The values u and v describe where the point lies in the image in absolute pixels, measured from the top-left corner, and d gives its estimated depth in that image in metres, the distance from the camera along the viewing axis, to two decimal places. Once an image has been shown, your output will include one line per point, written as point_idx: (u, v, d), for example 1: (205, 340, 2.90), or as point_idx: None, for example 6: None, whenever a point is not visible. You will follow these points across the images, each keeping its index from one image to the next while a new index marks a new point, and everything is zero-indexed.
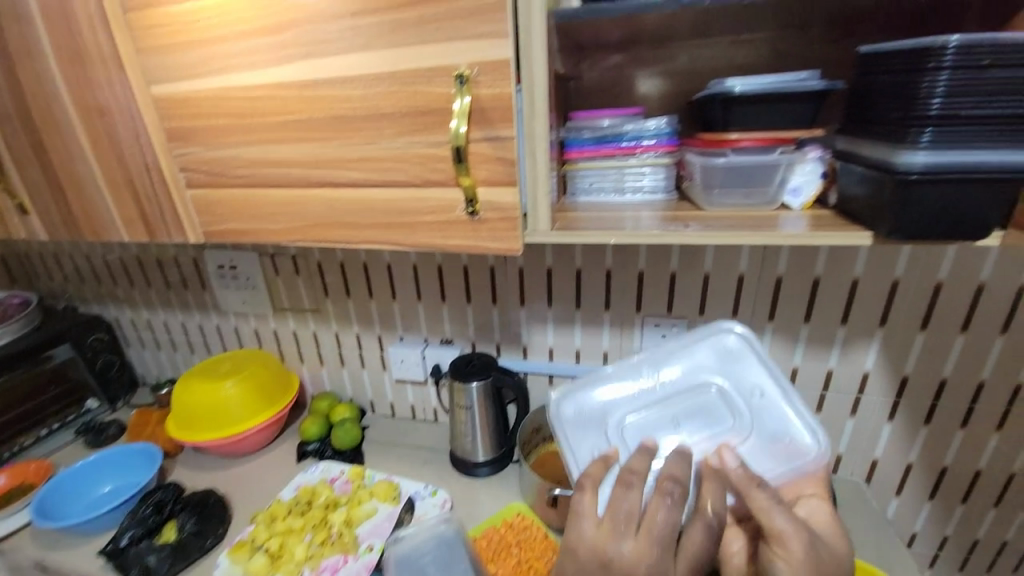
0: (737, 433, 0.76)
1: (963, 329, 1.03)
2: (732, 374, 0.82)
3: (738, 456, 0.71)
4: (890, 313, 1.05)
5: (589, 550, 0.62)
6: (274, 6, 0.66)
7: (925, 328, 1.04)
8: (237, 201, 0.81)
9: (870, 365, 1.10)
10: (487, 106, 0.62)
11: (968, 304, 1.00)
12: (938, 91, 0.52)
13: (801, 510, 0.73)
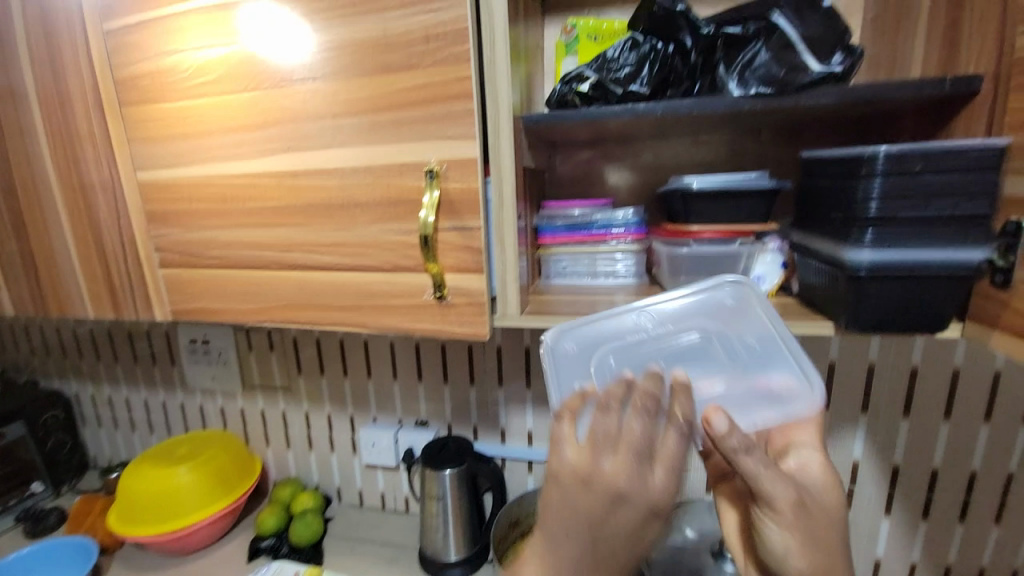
0: (728, 374, 0.60)
1: (946, 415, 1.01)
2: (734, 322, 0.62)
3: (731, 419, 0.54)
4: (871, 398, 1.03)
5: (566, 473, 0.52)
6: (262, 105, 0.71)
7: (907, 414, 1.02)
8: (209, 280, 0.81)
9: (858, 452, 1.06)
10: (455, 199, 0.65)
11: (947, 389, 0.99)
12: (873, 195, 0.55)
13: (791, 461, 0.59)
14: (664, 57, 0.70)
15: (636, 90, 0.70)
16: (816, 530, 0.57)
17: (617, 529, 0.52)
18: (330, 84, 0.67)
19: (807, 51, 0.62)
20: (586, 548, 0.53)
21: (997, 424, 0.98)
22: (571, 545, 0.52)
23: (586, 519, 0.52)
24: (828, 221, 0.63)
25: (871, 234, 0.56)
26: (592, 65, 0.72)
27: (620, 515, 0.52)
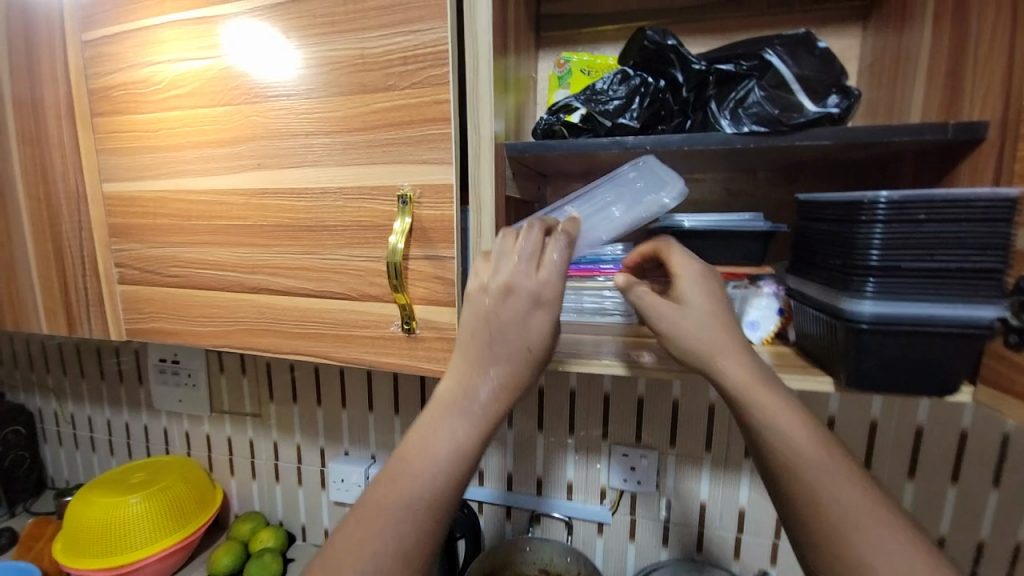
0: (603, 218, 0.66)
1: (954, 479, 0.94)
2: (623, 181, 0.68)
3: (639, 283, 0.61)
4: (873, 456, 0.96)
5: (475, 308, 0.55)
6: (236, 121, 0.68)
7: (913, 475, 0.95)
8: (172, 299, 0.77)
9: None
10: (428, 227, 0.62)
11: (954, 450, 0.93)
12: (874, 244, 0.51)
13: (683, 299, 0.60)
14: (655, 91, 0.67)
15: (626, 123, 0.67)
16: (758, 375, 0.52)
17: (524, 342, 0.54)
18: (306, 102, 0.65)
19: (802, 91, 0.59)
20: (499, 375, 0.53)
21: (1009, 490, 0.91)
22: (480, 376, 0.53)
23: (487, 340, 0.54)
24: (825, 267, 0.58)
25: (872, 285, 0.52)
26: (581, 97, 0.69)
27: (519, 329, 0.54)
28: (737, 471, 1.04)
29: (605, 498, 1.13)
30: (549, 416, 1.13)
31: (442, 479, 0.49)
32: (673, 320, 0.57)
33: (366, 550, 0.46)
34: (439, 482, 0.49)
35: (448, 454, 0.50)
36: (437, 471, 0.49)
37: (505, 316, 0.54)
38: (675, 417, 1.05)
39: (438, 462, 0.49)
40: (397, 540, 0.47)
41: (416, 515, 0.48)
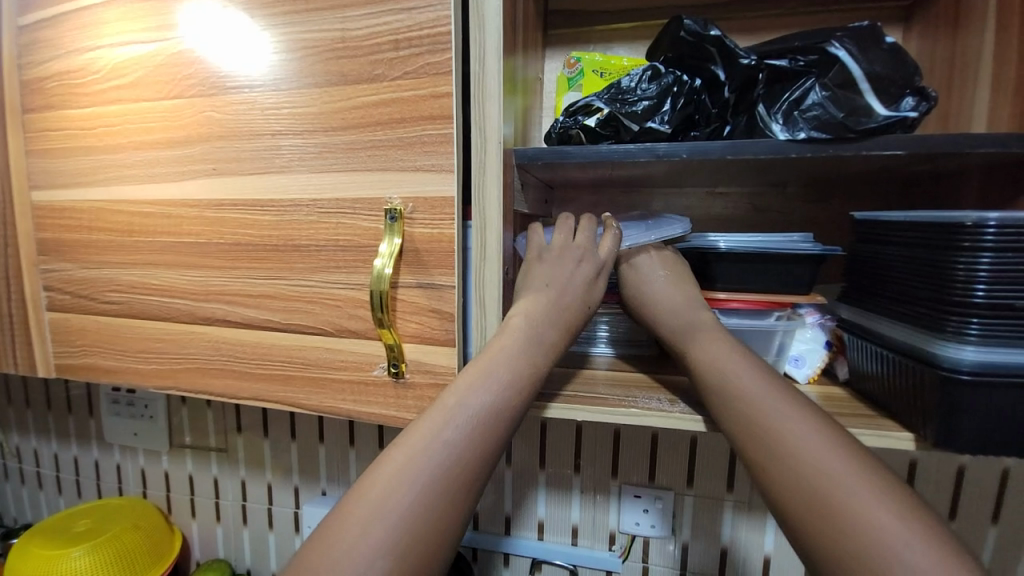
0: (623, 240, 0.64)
1: (994, 519, 0.76)
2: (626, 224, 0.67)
3: (655, 279, 0.60)
4: (955, 504, 0.77)
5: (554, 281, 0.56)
6: (187, 117, 0.57)
7: (998, 521, 0.76)
8: (112, 331, 0.65)
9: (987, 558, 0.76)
10: (421, 248, 0.51)
11: (995, 492, 0.75)
12: (980, 278, 0.42)
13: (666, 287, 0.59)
14: (690, 91, 0.58)
15: (655, 127, 0.57)
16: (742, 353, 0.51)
17: (585, 303, 0.56)
18: (273, 95, 0.53)
19: (872, 93, 0.50)
20: (557, 326, 0.54)
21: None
22: (545, 325, 0.53)
23: (551, 298, 0.55)
24: (903, 302, 0.49)
25: (974, 326, 0.42)
26: (604, 96, 0.59)
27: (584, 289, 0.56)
28: (761, 518, 0.89)
29: (615, 544, 0.96)
30: (551, 453, 0.97)
31: (502, 403, 0.48)
32: (674, 304, 0.57)
33: (421, 457, 0.44)
34: (500, 407, 0.48)
35: (512, 379, 0.49)
36: (497, 396, 0.48)
37: (567, 275, 0.56)
38: (693, 454, 0.91)
39: (498, 386, 0.48)
40: (452, 453, 0.44)
41: (478, 434, 0.46)
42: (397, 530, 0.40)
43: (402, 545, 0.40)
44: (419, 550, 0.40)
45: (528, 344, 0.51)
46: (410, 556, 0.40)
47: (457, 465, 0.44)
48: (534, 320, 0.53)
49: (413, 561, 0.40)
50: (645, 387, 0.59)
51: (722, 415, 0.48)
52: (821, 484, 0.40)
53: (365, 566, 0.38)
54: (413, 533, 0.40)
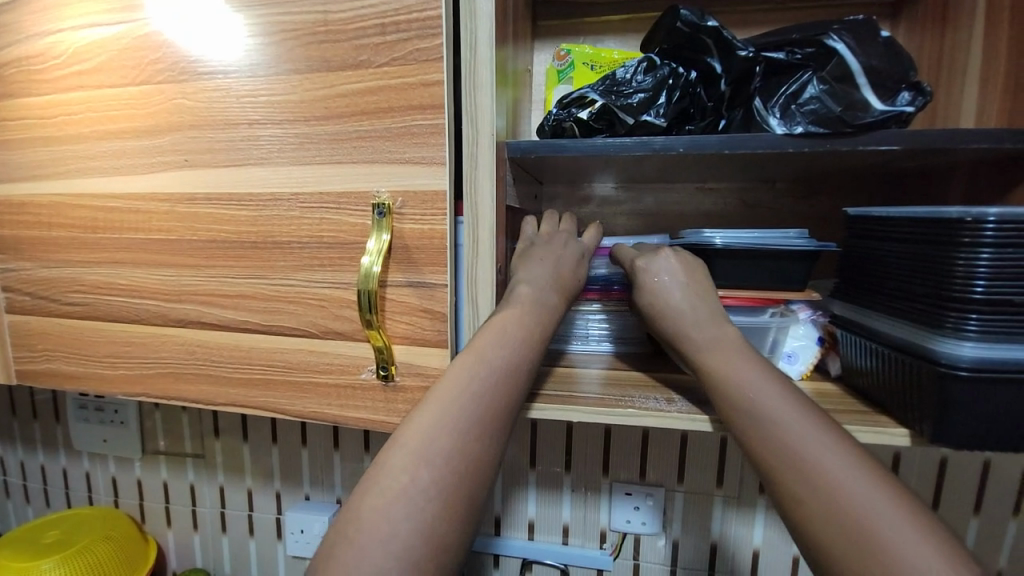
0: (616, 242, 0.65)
1: (976, 509, 0.77)
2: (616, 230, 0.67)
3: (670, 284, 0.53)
4: (941, 495, 0.78)
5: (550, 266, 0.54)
6: (156, 104, 0.53)
7: (981, 512, 0.77)
8: (77, 334, 0.61)
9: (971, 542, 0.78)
10: (411, 245, 0.49)
11: (977, 483, 0.77)
12: (980, 274, 0.42)
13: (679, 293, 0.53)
14: (686, 84, 0.57)
15: (651, 121, 0.56)
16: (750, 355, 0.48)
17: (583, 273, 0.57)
18: (249, 82, 0.50)
19: (868, 87, 0.50)
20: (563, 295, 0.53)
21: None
22: (548, 290, 0.52)
23: (553, 269, 0.53)
24: (899, 297, 0.49)
25: (972, 323, 0.42)
26: (598, 88, 0.58)
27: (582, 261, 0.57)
28: (750, 509, 0.88)
29: (605, 542, 0.93)
30: (541, 452, 0.94)
31: (523, 355, 0.47)
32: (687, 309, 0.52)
33: (454, 407, 0.43)
34: (521, 359, 0.47)
35: (526, 336, 0.48)
36: (513, 351, 0.47)
37: (567, 249, 0.56)
38: (684, 451, 0.88)
39: (514, 342, 0.48)
40: (484, 402, 0.44)
41: (505, 383, 0.46)
42: (442, 475, 0.40)
43: (449, 488, 0.40)
44: (466, 491, 0.41)
45: (535, 311, 0.50)
46: (458, 497, 0.40)
47: (489, 413, 0.44)
48: (539, 288, 0.52)
49: (460, 501, 0.40)
50: (642, 386, 0.58)
51: (727, 410, 0.46)
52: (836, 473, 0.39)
53: (417, 509, 0.39)
54: (458, 476, 0.41)
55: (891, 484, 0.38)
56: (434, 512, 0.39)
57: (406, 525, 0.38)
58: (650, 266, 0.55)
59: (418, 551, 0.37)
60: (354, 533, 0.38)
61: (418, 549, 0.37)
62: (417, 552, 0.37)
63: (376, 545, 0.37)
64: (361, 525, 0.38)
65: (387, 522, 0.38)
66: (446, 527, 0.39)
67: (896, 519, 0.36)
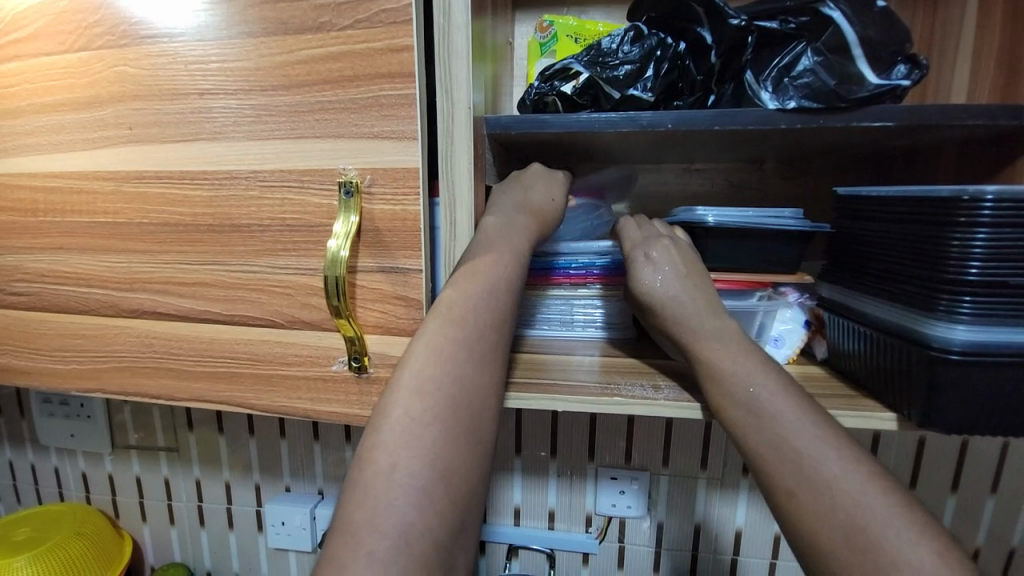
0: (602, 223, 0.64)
1: (953, 488, 0.79)
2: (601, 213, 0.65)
3: (656, 264, 0.51)
4: (920, 474, 0.79)
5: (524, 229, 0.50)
6: (97, 74, 0.48)
7: (957, 490, 0.79)
8: (22, 327, 0.56)
9: (948, 517, 0.79)
10: (382, 228, 0.45)
11: (954, 463, 0.78)
12: (975, 255, 0.40)
13: (658, 269, 0.51)
14: (675, 56, 0.54)
15: (637, 95, 0.53)
16: (738, 341, 0.46)
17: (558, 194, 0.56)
18: (198, 47, 0.45)
19: (864, 60, 0.47)
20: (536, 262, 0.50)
21: (1007, 496, 0.78)
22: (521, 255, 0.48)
23: (526, 208, 0.52)
24: (892, 278, 0.47)
25: (965, 305, 0.41)
26: (583, 58, 0.54)
27: (550, 186, 0.56)
28: (733, 492, 0.88)
29: (591, 525, 0.92)
30: (527, 438, 0.92)
31: (499, 280, 0.46)
32: (669, 290, 0.50)
33: (439, 338, 0.43)
34: (496, 284, 0.45)
35: (504, 270, 0.46)
36: (501, 306, 0.45)
37: (540, 199, 0.54)
38: (669, 434, 0.88)
39: (485, 268, 0.45)
40: (468, 327, 0.43)
41: (488, 304, 0.45)
42: (436, 405, 0.41)
43: (445, 416, 0.40)
44: (463, 418, 0.41)
45: (503, 234, 0.48)
46: (456, 424, 0.40)
47: (476, 337, 0.44)
48: (505, 215, 0.50)
49: (459, 426, 0.40)
50: (631, 373, 0.56)
51: (721, 396, 0.44)
52: (831, 440, 0.39)
53: (415, 440, 0.39)
54: (450, 404, 0.41)
55: (877, 472, 0.38)
56: (433, 440, 0.39)
57: (406, 457, 0.39)
58: (653, 257, 0.52)
59: (425, 479, 0.38)
60: (359, 473, 0.39)
61: (423, 477, 0.38)
62: (423, 481, 0.38)
63: (382, 481, 0.38)
64: (366, 464, 0.39)
65: (388, 458, 0.38)
66: (448, 456, 0.39)
67: (886, 511, 0.35)
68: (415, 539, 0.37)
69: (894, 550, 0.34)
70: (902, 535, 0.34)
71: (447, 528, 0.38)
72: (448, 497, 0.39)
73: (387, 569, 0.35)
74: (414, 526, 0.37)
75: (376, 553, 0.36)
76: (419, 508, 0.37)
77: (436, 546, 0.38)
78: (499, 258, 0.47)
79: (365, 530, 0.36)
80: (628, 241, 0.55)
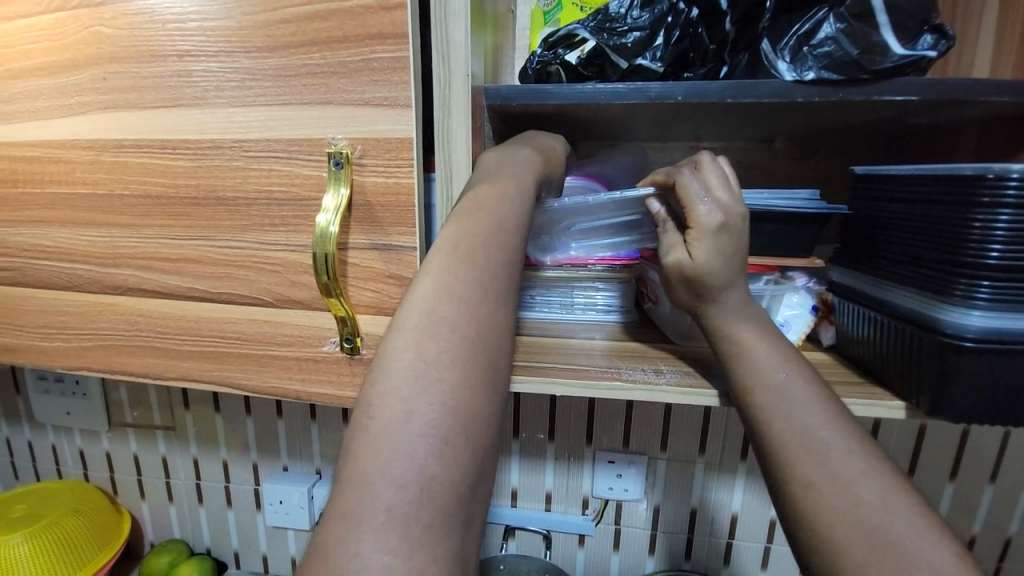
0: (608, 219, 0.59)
1: (952, 476, 0.78)
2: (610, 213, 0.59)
3: (721, 234, 0.46)
4: (921, 461, 0.78)
5: (521, 165, 0.46)
6: (72, 36, 0.45)
7: (955, 477, 0.78)
8: (4, 304, 0.54)
9: (945, 504, 0.79)
10: (374, 203, 0.43)
11: (955, 451, 0.77)
12: (997, 238, 0.38)
13: (725, 239, 0.46)
14: (687, 23, 0.51)
15: (646, 65, 0.50)
16: (762, 341, 0.44)
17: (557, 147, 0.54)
18: (177, 4, 0.42)
19: (889, 28, 0.44)
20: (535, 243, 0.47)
21: (1006, 484, 0.78)
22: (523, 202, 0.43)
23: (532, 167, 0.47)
24: (910, 262, 0.45)
25: (982, 290, 0.39)
26: (589, 24, 0.51)
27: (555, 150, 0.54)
28: (731, 476, 0.88)
29: (588, 508, 0.92)
30: (526, 420, 0.91)
31: (507, 217, 0.41)
32: (728, 266, 0.46)
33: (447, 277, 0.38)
34: (505, 221, 0.41)
35: (504, 195, 0.42)
36: (512, 244, 0.41)
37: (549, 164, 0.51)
38: (667, 418, 0.87)
39: (497, 206, 0.42)
40: (479, 262, 0.38)
41: (499, 243, 0.40)
42: (453, 345, 0.35)
43: (463, 357, 0.35)
44: (479, 355, 0.35)
45: (506, 168, 0.45)
46: (474, 362, 0.35)
47: (489, 274, 0.38)
48: (503, 152, 0.47)
49: (479, 369, 0.35)
50: (632, 357, 0.55)
51: (750, 377, 0.42)
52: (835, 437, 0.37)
53: (431, 384, 0.33)
54: (467, 342, 0.35)
55: (886, 470, 0.36)
56: (451, 382, 0.33)
57: (423, 401, 0.32)
58: (729, 225, 0.45)
59: (445, 424, 0.32)
60: (366, 420, 0.32)
61: (445, 423, 0.32)
62: (444, 428, 0.32)
63: (396, 430, 0.31)
64: (373, 410, 0.32)
65: (401, 401, 0.32)
66: (469, 399, 0.33)
67: (903, 513, 0.33)
68: (438, 495, 0.30)
69: (915, 551, 0.32)
70: (919, 535, 0.32)
71: (471, 479, 0.32)
72: (470, 447, 0.32)
73: (408, 527, 0.29)
74: (435, 480, 0.30)
75: (394, 510, 0.29)
76: (441, 459, 0.31)
77: (461, 504, 0.31)
78: (505, 197, 0.42)
79: (379, 484, 0.30)
80: (690, 210, 0.46)
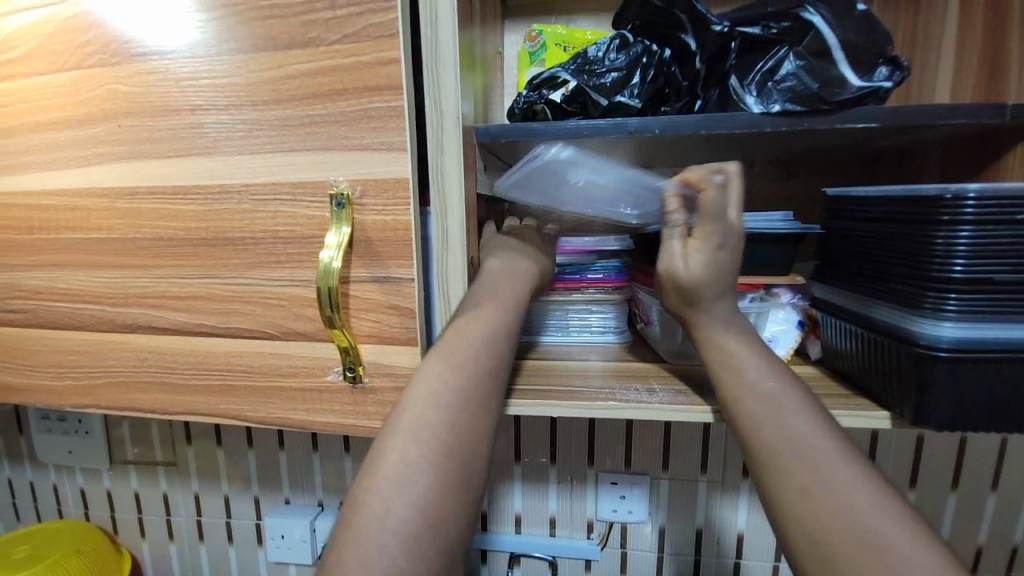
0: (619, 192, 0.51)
1: (953, 486, 0.79)
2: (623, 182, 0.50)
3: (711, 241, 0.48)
4: (921, 471, 0.79)
5: (515, 280, 0.51)
6: (90, 94, 0.49)
7: (956, 487, 0.79)
8: (17, 344, 0.56)
9: (950, 513, 0.79)
10: (374, 238, 0.46)
11: (954, 460, 0.78)
12: (959, 252, 0.41)
13: (716, 245, 0.48)
14: (660, 63, 0.55)
15: (625, 102, 0.54)
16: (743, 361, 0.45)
17: None
18: (189, 63, 0.46)
19: (845, 62, 0.48)
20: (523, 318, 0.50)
21: (1008, 492, 0.78)
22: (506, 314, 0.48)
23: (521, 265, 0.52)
24: (884, 277, 0.48)
25: (951, 302, 0.41)
26: (570, 66, 0.55)
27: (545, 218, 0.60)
28: (733, 494, 0.88)
29: (593, 532, 0.92)
30: (528, 444, 0.92)
31: (494, 329, 0.46)
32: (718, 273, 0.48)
33: (437, 383, 0.42)
34: (493, 334, 0.46)
35: (495, 309, 0.47)
36: (494, 354, 0.45)
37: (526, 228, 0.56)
38: (667, 437, 0.88)
39: (486, 316, 0.47)
40: (465, 372, 0.43)
41: (485, 352, 0.45)
42: (434, 448, 0.39)
43: (441, 460, 0.39)
44: (456, 459, 0.39)
45: (502, 280, 0.50)
46: (450, 466, 0.39)
47: (473, 381, 0.43)
48: (506, 260, 0.52)
49: (454, 471, 0.39)
50: (626, 377, 0.56)
51: (734, 391, 0.44)
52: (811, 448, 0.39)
53: (410, 485, 0.37)
54: (447, 446, 0.39)
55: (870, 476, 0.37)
56: (427, 485, 0.38)
57: (401, 501, 0.37)
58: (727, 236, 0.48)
59: (417, 526, 0.36)
60: (352, 516, 0.37)
61: (416, 524, 0.36)
62: (415, 528, 0.36)
63: (373, 526, 0.36)
64: (358, 507, 0.37)
65: (381, 500, 0.36)
66: (439, 503, 0.37)
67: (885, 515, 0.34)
68: None
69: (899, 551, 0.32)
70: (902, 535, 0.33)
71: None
72: (437, 546, 0.36)
73: None
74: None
75: None
76: (409, 556, 0.35)
77: None
78: (491, 309, 0.47)
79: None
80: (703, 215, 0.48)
